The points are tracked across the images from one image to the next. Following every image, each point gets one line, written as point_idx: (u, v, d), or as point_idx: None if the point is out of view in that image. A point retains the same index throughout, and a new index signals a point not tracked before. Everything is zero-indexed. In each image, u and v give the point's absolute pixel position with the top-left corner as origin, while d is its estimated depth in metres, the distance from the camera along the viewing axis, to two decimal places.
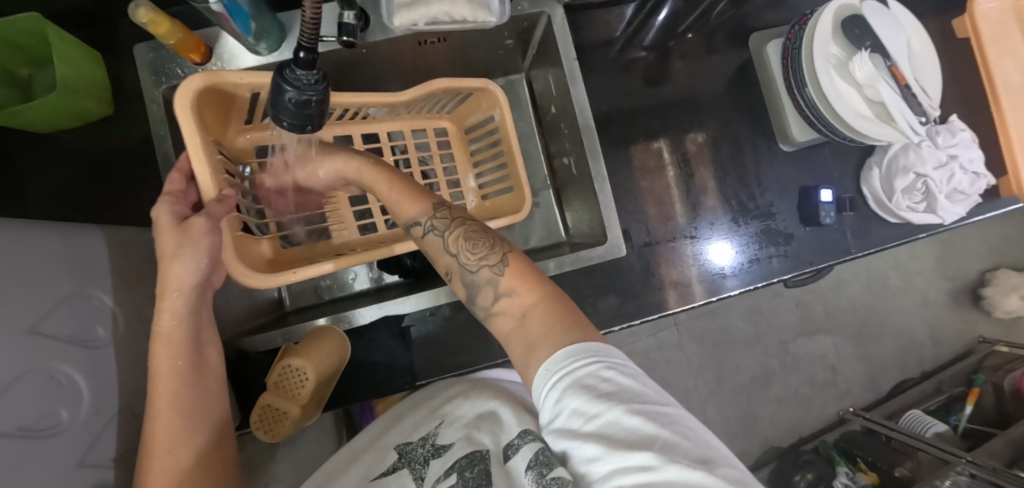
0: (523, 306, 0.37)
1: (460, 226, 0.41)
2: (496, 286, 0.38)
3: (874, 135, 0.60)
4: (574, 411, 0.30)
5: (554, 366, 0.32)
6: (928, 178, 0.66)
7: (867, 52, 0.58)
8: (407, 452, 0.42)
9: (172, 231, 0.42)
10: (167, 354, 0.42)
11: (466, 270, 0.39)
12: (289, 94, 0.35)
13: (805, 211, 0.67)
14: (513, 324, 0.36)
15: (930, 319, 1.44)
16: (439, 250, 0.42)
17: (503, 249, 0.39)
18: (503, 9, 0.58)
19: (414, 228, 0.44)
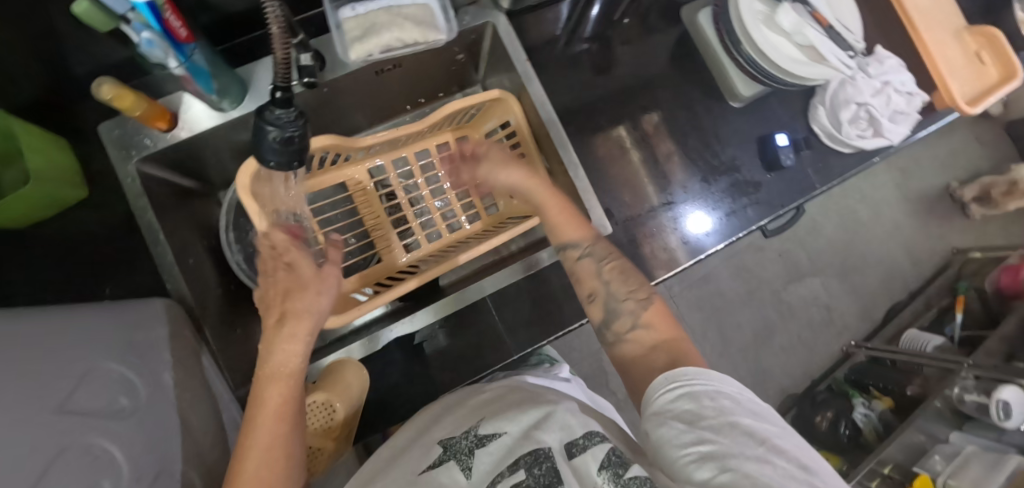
0: (660, 337, 0.47)
1: (615, 261, 0.53)
2: (636, 318, 0.49)
3: (810, 76, 0.65)
4: (686, 412, 0.37)
5: (669, 382, 0.40)
6: (869, 105, 0.70)
7: (788, 3, 0.63)
8: (452, 445, 0.44)
9: (314, 265, 0.50)
10: (296, 351, 0.45)
11: (614, 297, 0.51)
12: (273, 134, 0.38)
13: (766, 158, 0.71)
14: (643, 351, 0.47)
15: (904, 242, 1.52)
16: (588, 274, 0.53)
17: (648, 291, 0.52)
18: (449, 26, 0.61)
19: (572, 251, 0.54)
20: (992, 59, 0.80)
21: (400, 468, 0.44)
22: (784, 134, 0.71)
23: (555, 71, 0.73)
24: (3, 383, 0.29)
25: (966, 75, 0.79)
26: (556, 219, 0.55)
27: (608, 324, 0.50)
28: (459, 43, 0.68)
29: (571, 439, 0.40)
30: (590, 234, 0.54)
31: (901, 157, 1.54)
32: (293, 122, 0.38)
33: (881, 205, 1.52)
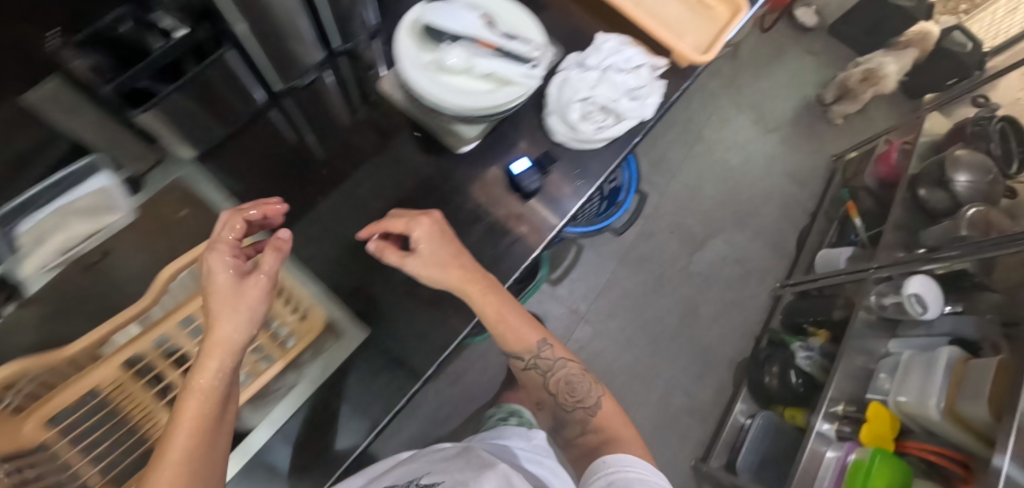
0: (608, 430, 0.66)
1: (563, 378, 0.70)
2: (588, 424, 0.68)
3: (509, 101, 0.60)
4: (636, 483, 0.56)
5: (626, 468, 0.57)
6: (594, 97, 0.67)
7: (447, 43, 0.59)
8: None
9: (225, 289, 0.42)
10: (228, 333, 0.41)
11: (564, 408, 0.71)
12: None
13: (517, 189, 0.66)
14: (589, 441, 0.67)
15: (784, 169, 1.53)
16: (541, 379, 0.71)
17: (598, 395, 0.70)
18: (135, 201, 0.60)
19: (519, 362, 0.70)
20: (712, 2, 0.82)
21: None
22: (524, 159, 0.65)
23: (289, 184, 0.68)
24: None
25: (697, 26, 0.80)
26: (514, 327, 0.65)
27: (566, 430, 0.72)
28: (172, 201, 0.64)
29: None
30: (543, 334, 0.69)
31: (747, 95, 1.57)
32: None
33: (749, 145, 1.53)
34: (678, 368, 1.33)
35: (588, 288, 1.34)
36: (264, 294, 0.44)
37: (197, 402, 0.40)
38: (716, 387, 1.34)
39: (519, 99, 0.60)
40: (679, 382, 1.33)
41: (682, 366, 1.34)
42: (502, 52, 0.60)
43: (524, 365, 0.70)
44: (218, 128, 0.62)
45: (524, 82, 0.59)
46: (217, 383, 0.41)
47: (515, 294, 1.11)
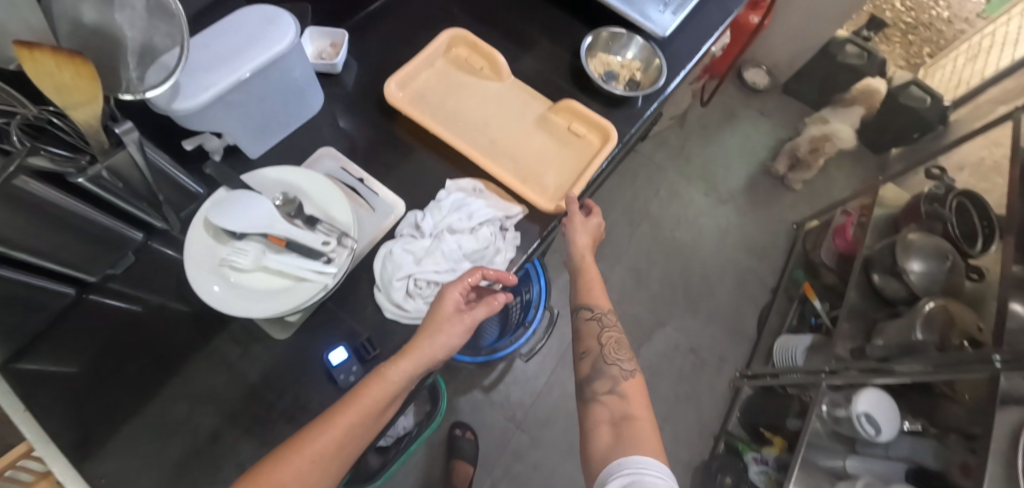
0: (628, 409, 0.57)
1: (614, 333, 0.66)
2: (614, 384, 0.61)
3: (305, 297, 0.54)
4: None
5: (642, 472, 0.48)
6: (422, 272, 0.60)
7: (239, 242, 0.55)
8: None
9: (445, 316, 0.53)
10: (321, 445, 0.46)
11: (603, 361, 0.63)
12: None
13: (335, 381, 0.59)
14: (610, 413, 0.57)
15: (740, 242, 1.44)
16: (587, 334, 0.66)
17: (635, 369, 0.63)
18: None
19: (586, 311, 0.67)
20: (582, 128, 0.75)
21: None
22: (342, 346, 0.59)
23: (99, 373, 0.59)
24: None
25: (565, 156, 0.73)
26: (596, 293, 0.68)
27: (592, 382, 0.62)
28: None
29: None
30: (603, 306, 0.67)
31: (696, 165, 1.50)
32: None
33: (699, 218, 1.45)
34: None
35: (527, 390, 1.26)
36: (463, 332, 0.53)
37: (370, 408, 0.48)
38: None
39: (318, 296, 0.54)
40: None
41: None
42: (296, 246, 0.55)
43: (590, 317, 0.66)
44: (15, 340, 0.58)
45: (323, 279, 0.55)
46: (395, 386, 0.49)
47: (428, 418, 1.08)
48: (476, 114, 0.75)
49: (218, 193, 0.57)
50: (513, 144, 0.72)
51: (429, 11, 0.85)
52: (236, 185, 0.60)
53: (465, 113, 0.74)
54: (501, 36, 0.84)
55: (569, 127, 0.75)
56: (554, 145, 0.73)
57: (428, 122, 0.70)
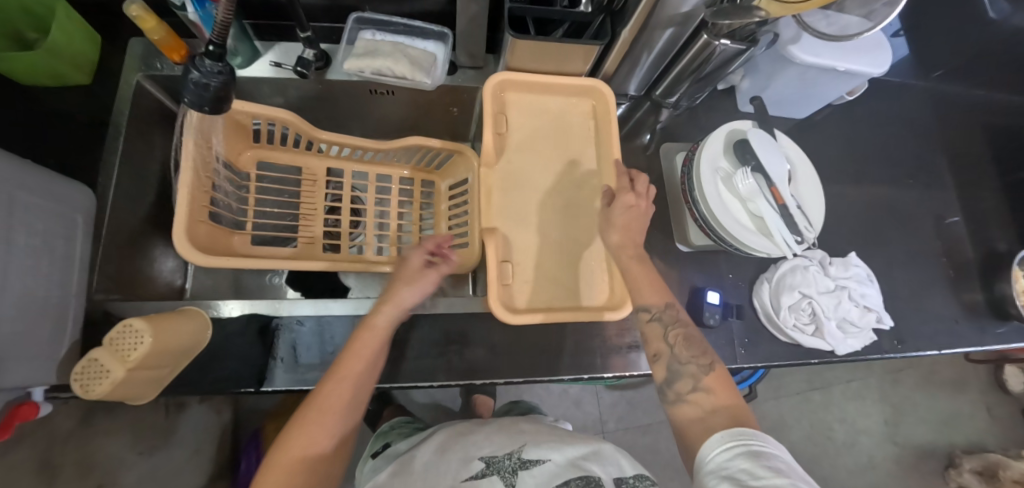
0: (720, 403, 0.48)
1: (682, 328, 0.54)
2: (698, 381, 0.50)
3: (752, 244, 0.64)
4: (743, 470, 0.39)
5: (730, 436, 0.43)
6: (814, 300, 0.69)
7: (749, 170, 0.64)
8: (496, 463, 0.57)
9: (410, 270, 0.56)
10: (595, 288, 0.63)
11: (676, 360, 0.52)
12: (196, 74, 0.42)
13: (692, 310, 0.69)
14: (700, 414, 0.47)
15: (878, 484, 1.32)
16: (654, 336, 0.54)
17: (712, 359, 0.51)
18: (440, 77, 0.68)
19: (643, 312, 0.55)
20: (554, 95, 0.69)
21: (448, 476, 0.57)
22: (717, 292, 0.69)
23: None
24: None
25: (604, 121, 0.67)
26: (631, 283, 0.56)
27: (670, 384, 0.51)
28: (455, 99, 0.75)
29: (620, 477, 0.55)
30: (660, 301, 0.55)
31: (903, 393, 1.38)
32: (219, 76, 0.43)
33: (864, 434, 1.35)
34: None
35: (626, 415, 1.29)
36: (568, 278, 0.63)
37: (371, 337, 0.52)
38: None
39: (768, 252, 0.64)
40: None
41: None
42: (784, 209, 0.64)
43: (651, 318, 0.54)
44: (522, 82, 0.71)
45: (779, 243, 0.64)
46: (385, 328, 0.53)
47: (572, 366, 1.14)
48: (517, 242, 0.63)
49: (750, 127, 0.67)
50: (552, 185, 0.66)
51: (908, 119, 0.89)
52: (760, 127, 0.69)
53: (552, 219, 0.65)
54: (944, 185, 0.88)
55: (531, 93, 0.68)
56: (573, 135, 0.68)
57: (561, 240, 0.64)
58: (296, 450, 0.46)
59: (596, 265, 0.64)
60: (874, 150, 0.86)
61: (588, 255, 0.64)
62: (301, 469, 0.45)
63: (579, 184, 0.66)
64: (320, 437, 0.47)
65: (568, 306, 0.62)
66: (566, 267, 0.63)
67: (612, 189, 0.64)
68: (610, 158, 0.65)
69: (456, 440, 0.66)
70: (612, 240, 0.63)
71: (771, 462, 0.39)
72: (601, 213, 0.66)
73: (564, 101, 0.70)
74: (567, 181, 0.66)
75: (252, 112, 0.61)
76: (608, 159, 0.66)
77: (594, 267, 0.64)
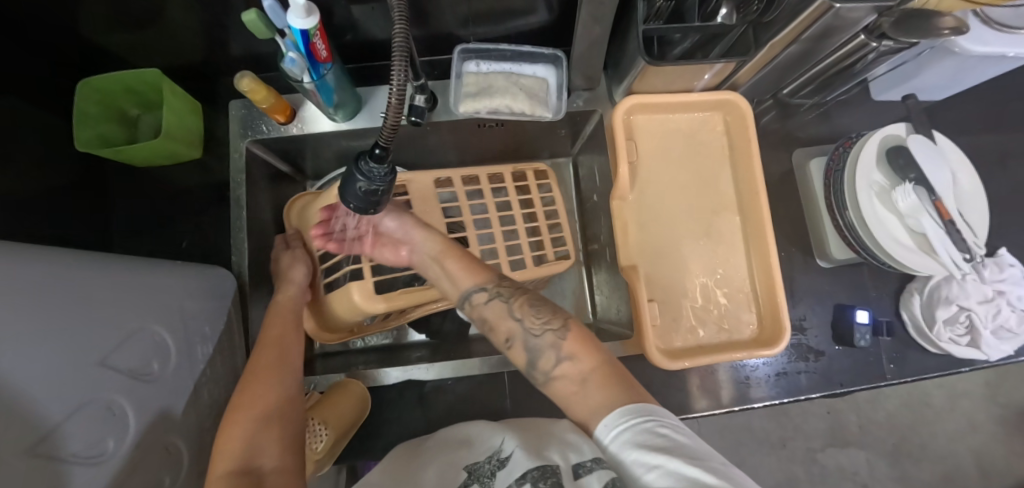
0: (585, 367, 0.42)
1: (522, 296, 0.48)
2: (557, 351, 0.43)
3: (913, 265, 0.59)
4: (637, 460, 0.33)
5: (618, 420, 0.37)
6: (972, 311, 0.64)
7: (910, 184, 0.59)
8: (476, 470, 0.41)
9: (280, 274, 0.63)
10: (746, 320, 0.62)
11: (529, 335, 0.45)
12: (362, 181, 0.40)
13: (839, 331, 0.65)
14: (574, 389, 0.42)
15: (977, 447, 1.30)
16: (498, 316, 0.47)
17: (564, 317, 0.46)
18: (558, 106, 0.65)
19: (479, 294, 0.49)
20: (681, 112, 0.66)
21: (435, 480, 0.41)
22: (865, 310, 0.65)
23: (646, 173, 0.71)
24: (56, 339, 0.33)
25: (740, 137, 0.64)
26: (452, 272, 0.52)
27: (534, 365, 0.45)
28: (564, 121, 0.71)
29: (583, 460, 0.37)
30: (488, 277, 0.50)
31: None
32: (381, 176, 0.40)
33: (962, 397, 1.32)
34: None
35: None
36: (711, 314, 0.62)
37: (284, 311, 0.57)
38: None
39: (934, 271, 0.59)
40: None
41: None
42: (950, 223, 0.59)
43: (487, 299, 0.48)
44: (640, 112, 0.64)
45: (945, 261, 0.59)
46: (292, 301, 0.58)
47: None
48: (658, 279, 0.62)
49: (907, 133, 0.62)
50: (688, 212, 0.64)
51: None
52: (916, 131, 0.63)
53: (692, 251, 0.63)
54: None
55: (655, 116, 0.65)
56: (703, 157, 0.65)
57: (701, 273, 0.63)
58: (241, 417, 0.44)
59: (744, 295, 0.63)
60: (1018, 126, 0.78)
61: (733, 287, 0.63)
62: (249, 435, 0.43)
63: (715, 209, 0.64)
64: (257, 403, 0.45)
65: (716, 345, 0.61)
66: (710, 301, 0.62)
67: (755, 214, 0.62)
68: (751, 181, 0.63)
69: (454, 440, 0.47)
70: (759, 266, 0.62)
71: (662, 439, 0.34)
72: (742, 239, 0.64)
73: (691, 117, 0.66)
74: (702, 208, 0.64)
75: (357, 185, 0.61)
76: (748, 182, 0.63)
77: (740, 299, 0.63)
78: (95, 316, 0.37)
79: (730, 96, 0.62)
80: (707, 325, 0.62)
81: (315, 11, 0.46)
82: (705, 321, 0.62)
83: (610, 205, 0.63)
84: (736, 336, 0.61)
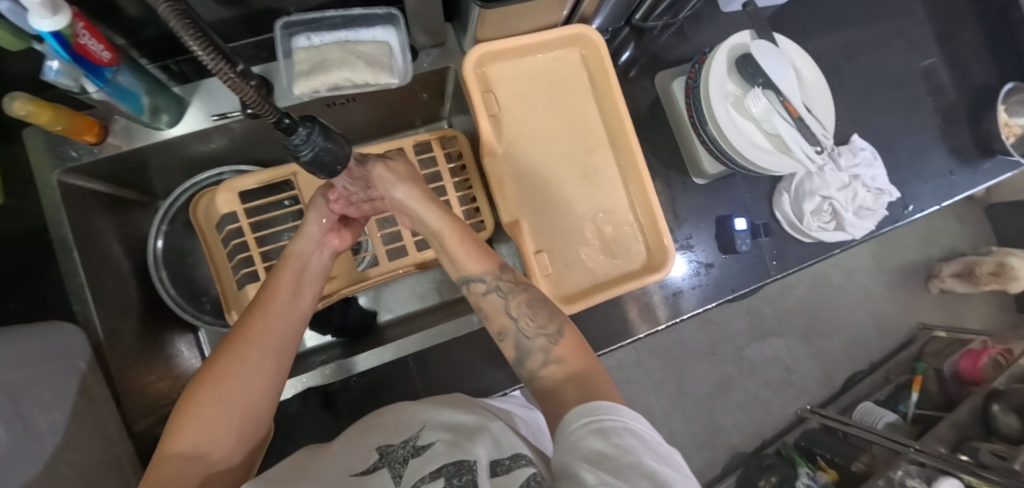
0: (570, 370, 0.41)
1: (524, 293, 0.45)
2: (547, 353, 0.42)
3: (774, 166, 0.62)
4: (595, 454, 0.32)
5: (590, 411, 0.35)
6: (833, 199, 0.70)
7: (759, 89, 0.61)
8: (388, 453, 0.40)
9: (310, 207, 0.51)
10: (635, 251, 0.64)
11: (523, 335, 0.43)
12: (304, 155, 0.38)
13: (723, 241, 0.69)
14: (555, 385, 0.40)
15: (872, 310, 1.48)
16: (496, 311, 0.45)
17: (561, 321, 0.44)
18: (405, 69, 0.60)
19: (477, 284, 0.46)
20: (537, 54, 0.63)
21: (330, 469, 0.39)
22: (743, 217, 0.68)
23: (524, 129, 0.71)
24: None
25: (599, 70, 0.63)
26: (455, 252, 0.46)
27: (522, 363, 0.43)
28: (423, 84, 0.67)
29: (497, 457, 0.38)
30: (491, 267, 0.46)
31: None
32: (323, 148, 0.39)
33: (854, 271, 1.48)
34: (685, 430, 1.35)
35: None
36: (601, 252, 0.63)
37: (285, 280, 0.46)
38: (705, 465, 1.35)
39: (793, 168, 0.63)
40: (679, 442, 1.36)
41: (690, 431, 1.36)
42: (799, 121, 0.62)
43: (484, 292, 0.46)
44: (496, 61, 0.62)
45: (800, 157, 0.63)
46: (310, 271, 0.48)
47: None
48: (544, 229, 0.62)
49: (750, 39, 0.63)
50: (562, 156, 0.63)
51: None
52: (758, 35, 0.65)
53: (574, 195, 0.63)
54: (921, 32, 0.86)
55: (512, 63, 0.63)
56: (568, 97, 0.64)
57: (585, 215, 0.63)
58: (207, 414, 0.37)
59: (631, 227, 0.64)
60: (853, 15, 0.83)
61: (618, 222, 0.64)
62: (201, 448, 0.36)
63: (588, 149, 0.64)
64: (230, 394, 0.38)
65: (610, 282, 0.62)
66: (598, 240, 0.63)
67: (625, 147, 0.63)
68: (617, 114, 0.62)
69: (366, 426, 0.46)
70: (638, 198, 0.63)
71: (621, 440, 0.33)
72: (619, 172, 0.64)
73: (550, 57, 0.64)
74: (575, 149, 0.64)
75: (234, 186, 0.56)
76: (614, 115, 0.63)
77: (628, 231, 0.64)
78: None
79: (580, 30, 0.61)
80: (598, 265, 0.63)
81: (63, 7, 0.38)
82: (597, 261, 0.63)
83: (482, 164, 0.61)
84: (626, 270, 0.63)
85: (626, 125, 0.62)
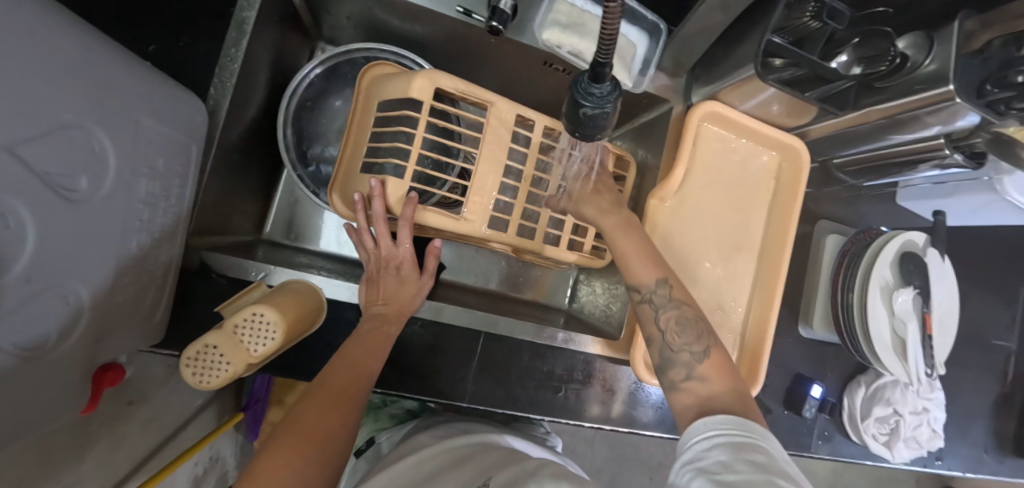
0: (712, 391, 0.41)
1: (675, 310, 0.45)
2: (691, 368, 0.42)
3: (886, 362, 0.62)
4: (719, 461, 0.34)
5: (712, 424, 0.36)
6: (900, 418, 0.70)
7: (912, 291, 0.62)
8: None
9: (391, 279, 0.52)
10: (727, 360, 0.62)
11: (668, 346, 0.44)
12: (588, 108, 0.35)
13: (792, 396, 0.68)
14: (698, 401, 0.41)
15: None
16: (645, 320, 0.45)
17: (709, 343, 0.44)
18: (639, 79, 0.59)
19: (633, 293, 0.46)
20: (746, 139, 0.63)
21: None
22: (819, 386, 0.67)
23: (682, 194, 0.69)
24: None
25: (788, 187, 0.63)
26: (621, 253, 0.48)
27: (660, 371, 0.44)
28: (626, 97, 0.65)
29: None
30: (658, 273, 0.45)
31: None
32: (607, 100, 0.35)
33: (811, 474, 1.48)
34: None
35: None
36: None
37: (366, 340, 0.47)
38: None
39: (901, 376, 0.62)
40: None
41: None
42: (926, 337, 0.63)
43: (639, 297, 0.46)
44: (713, 122, 0.61)
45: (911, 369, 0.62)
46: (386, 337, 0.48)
47: None
48: None
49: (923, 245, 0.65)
50: (715, 238, 0.62)
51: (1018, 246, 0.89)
52: (930, 243, 0.66)
53: (703, 279, 0.61)
54: None
55: (721, 132, 0.62)
56: (748, 192, 0.63)
57: (702, 302, 0.61)
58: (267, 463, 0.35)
59: (733, 337, 0.62)
60: (980, 268, 0.86)
61: (725, 326, 0.62)
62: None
63: (738, 246, 0.63)
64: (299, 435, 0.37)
65: None
66: None
67: (773, 265, 0.62)
68: (785, 234, 0.61)
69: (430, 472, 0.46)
70: (757, 317, 0.62)
71: (754, 457, 0.33)
72: (752, 283, 0.63)
73: (753, 148, 0.64)
74: (728, 239, 0.62)
75: (434, 80, 0.51)
76: (780, 232, 0.62)
77: (728, 339, 0.62)
78: (17, 83, 0.25)
79: (797, 144, 0.61)
80: None
81: None
82: None
83: (647, 202, 0.59)
84: None
85: (786, 248, 0.61)
